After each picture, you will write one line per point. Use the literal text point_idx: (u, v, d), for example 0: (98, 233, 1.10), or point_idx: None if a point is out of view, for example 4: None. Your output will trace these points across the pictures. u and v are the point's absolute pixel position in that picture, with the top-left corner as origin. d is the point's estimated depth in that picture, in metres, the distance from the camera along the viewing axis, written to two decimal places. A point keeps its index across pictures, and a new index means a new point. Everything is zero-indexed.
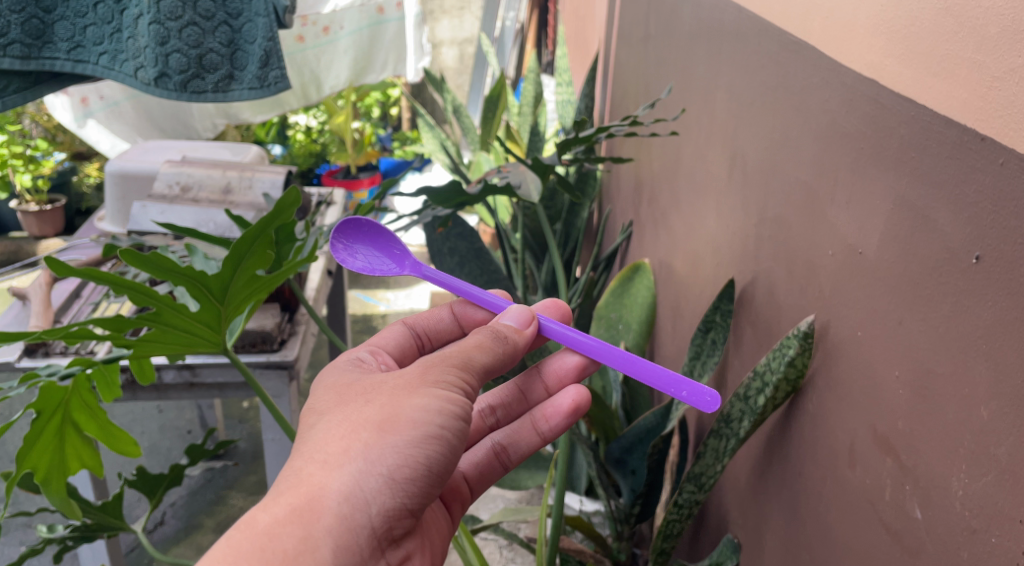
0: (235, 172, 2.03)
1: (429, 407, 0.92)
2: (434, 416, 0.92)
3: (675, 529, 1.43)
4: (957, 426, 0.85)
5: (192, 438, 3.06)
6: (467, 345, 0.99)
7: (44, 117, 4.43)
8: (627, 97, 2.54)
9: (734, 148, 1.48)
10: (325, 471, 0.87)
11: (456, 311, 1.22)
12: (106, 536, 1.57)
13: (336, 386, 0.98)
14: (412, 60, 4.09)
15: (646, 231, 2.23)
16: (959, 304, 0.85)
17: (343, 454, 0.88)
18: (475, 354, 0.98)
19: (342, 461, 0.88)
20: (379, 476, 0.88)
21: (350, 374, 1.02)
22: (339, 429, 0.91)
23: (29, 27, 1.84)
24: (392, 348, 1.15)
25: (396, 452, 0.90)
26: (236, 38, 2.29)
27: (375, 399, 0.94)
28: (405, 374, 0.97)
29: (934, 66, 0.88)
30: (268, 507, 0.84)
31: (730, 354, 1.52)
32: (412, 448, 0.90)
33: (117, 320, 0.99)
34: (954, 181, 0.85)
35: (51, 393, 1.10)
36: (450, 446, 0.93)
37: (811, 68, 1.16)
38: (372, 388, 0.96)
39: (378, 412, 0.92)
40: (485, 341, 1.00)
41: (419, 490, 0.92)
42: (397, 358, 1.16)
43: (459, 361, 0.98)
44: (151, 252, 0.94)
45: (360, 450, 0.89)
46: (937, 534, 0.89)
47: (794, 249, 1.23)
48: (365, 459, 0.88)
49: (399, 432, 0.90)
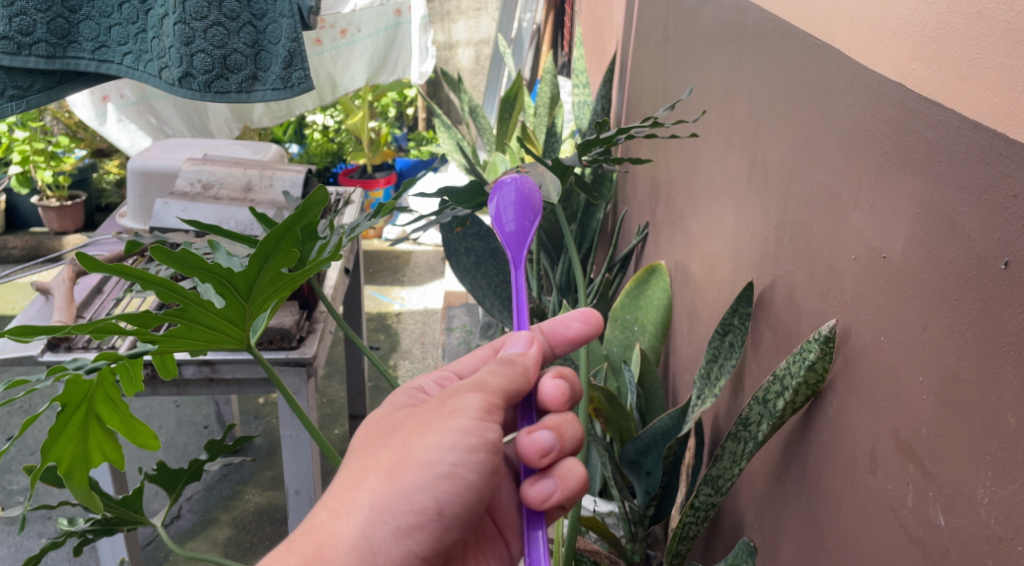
0: (255, 171, 2.05)
1: (439, 446, 0.98)
2: (443, 455, 0.97)
3: (690, 532, 1.42)
4: (983, 433, 0.85)
5: (209, 433, 3.08)
6: (482, 374, 1.04)
7: (65, 114, 4.49)
8: (645, 99, 2.54)
9: (755, 151, 1.48)
10: (336, 520, 0.94)
11: None
12: (126, 530, 1.58)
13: (371, 428, 1.06)
14: (416, 63, 3.99)
15: (662, 233, 2.23)
16: (987, 309, 0.85)
17: (354, 503, 0.95)
18: (489, 379, 1.03)
19: (351, 510, 0.95)
20: (386, 525, 0.95)
21: (391, 411, 1.09)
22: (353, 476, 0.98)
23: (54, 27, 1.93)
24: (470, 369, 1.26)
25: (403, 497, 0.96)
26: (260, 39, 2.28)
27: (393, 442, 1.00)
28: (425, 410, 1.03)
29: (963, 71, 0.88)
30: (281, 557, 0.91)
31: (748, 357, 1.52)
32: (418, 492, 0.97)
33: (143, 316, 0.99)
34: (982, 186, 0.85)
35: (78, 386, 1.10)
36: (462, 485, 0.98)
37: (835, 71, 1.16)
38: (395, 430, 1.03)
39: (391, 457, 0.99)
40: (497, 368, 1.05)
41: (430, 534, 0.98)
42: (473, 381, 1.26)
43: (472, 386, 1.02)
44: (179, 248, 0.94)
45: (368, 496, 0.96)
46: (961, 540, 0.88)
47: (815, 252, 1.23)
48: (372, 508, 0.95)
49: (406, 476, 0.97)
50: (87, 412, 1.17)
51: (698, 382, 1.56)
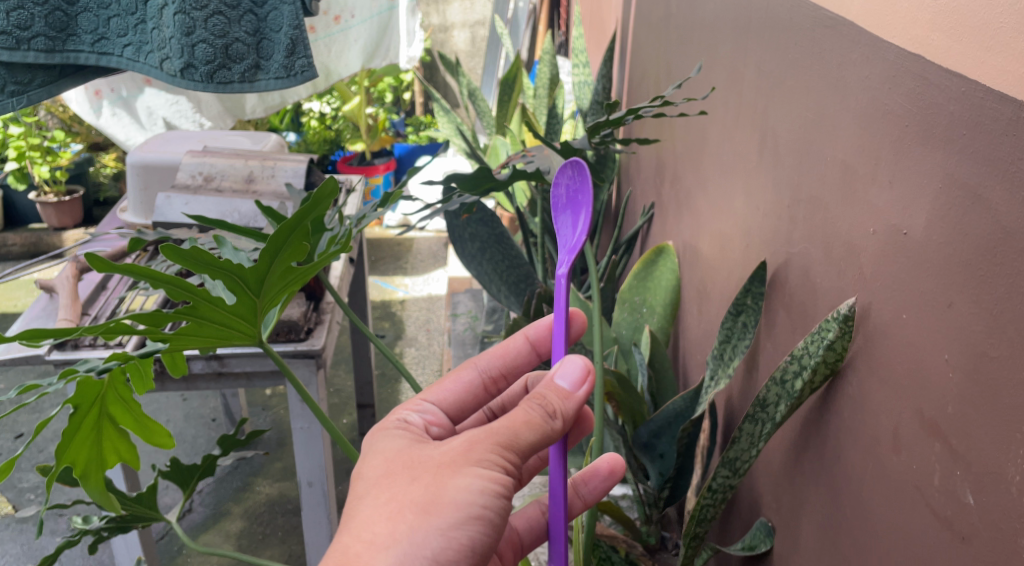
0: (256, 162, 2.02)
1: (472, 487, 0.94)
2: (476, 497, 0.94)
3: (708, 514, 1.40)
4: (1013, 411, 0.84)
5: (218, 426, 3.08)
6: (516, 420, 0.97)
7: (59, 109, 4.44)
8: (647, 77, 2.51)
9: (765, 129, 1.46)
10: (372, 552, 0.91)
11: (529, 338, 1.25)
12: (140, 527, 1.57)
13: (389, 454, 1.01)
14: (404, 47, 4.12)
15: (669, 213, 2.21)
16: (1015, 285, 0.83)
17: (390, 536, 0.92)
18: (523, 432, 0.96)
19: (390, 542, 0.92)
20: (423, 558, 0.92)
21: (409, 440, 1.03)
22: (385, 508, 0.94)
23: (53, 20, 1.90)
24: (455, 393, 1.20)
25: (439, 534, 0.93)
26: (262, 27, 2.24)
27: (421, 476, 0.96)
28: (452, 447, 0.98)
29: (986, 39, 0.86)
30: None
31: (762, 338, 1.50)
32: (454, 530, 0.93)
33: (155, 315, 0.97)
34: (1008, 159, 0.83)
35: (89, 384, 1.08)
36: (491, 524, 0.96)
37: (849, 43, 1.13)
38: (419, 463, 0.98)
39: (423, 492, 0.94)
40: (535, 417, 0.97)
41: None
42: (461, 402, 1.20)
43: (505, 438, 0.96)
44: (189, 245, 0.93)
45: (404, 532, 0.93)
46: (991, 520, 0.87)
47: (831, 230, 1.21)
48: (409, 544, 0.92)
49: (441, 515, 0.93)
50: (98, 412, 1.15)
51: (711, 363, 1.55)
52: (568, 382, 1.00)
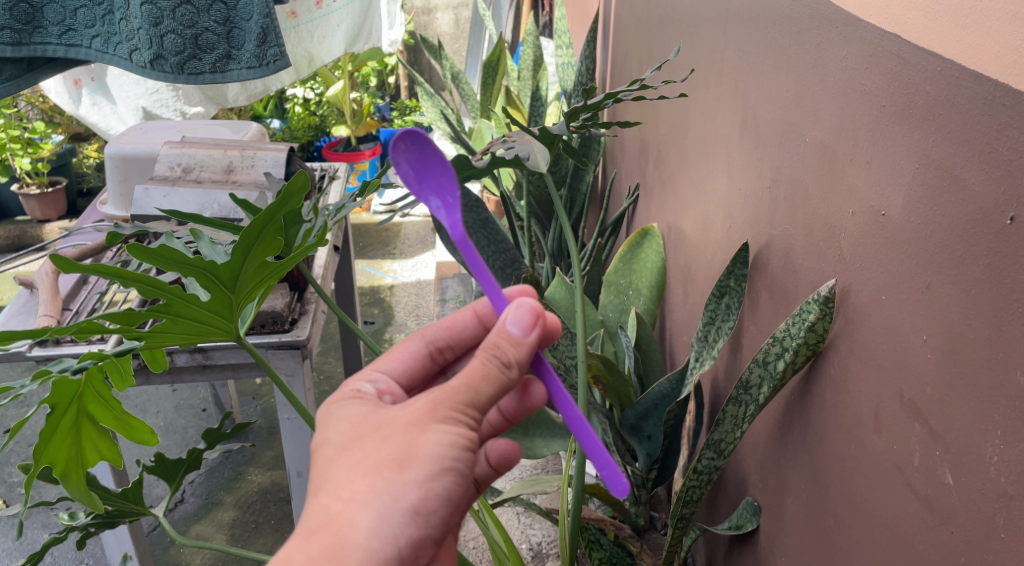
0: (235, 152, 2.01)
1: (444, 440, 0.87)
2: (449, 449, 0.87)
3: (695, 495, 1.41)
4: (991, 391, 0.84)
5: (208, 417, 3.07)
6: (471, 376, 0.89)
7: (39, 99, 4.38)
8: (629, 58, 2.49)
9: (745, 109, 1.45)
10: (352, 509, 0.85)
11: (479, 314, 1.14)
12: (127, 522, 1.57)
13: (354, 417, 0.94)
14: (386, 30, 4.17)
15: (653, 194, 2.20)
16: (992, 265, 0.83)
17: (369, 492, 0.86)
18: (483, 387, 0.89)
19: (368, 498, 0.86)
20: (402, 511, 0.86)
21: (369, 405, 0.96)
22: (359, 466, 0.87)
23: (19, 12, 1.89)
24: (400, 370, 1.11)
25: (417, 487, 0.87)
26: (233, 16, 2.20)
27: (390, 434, 0.89)
28: (416, 402, 0.91)
29: (963, 18, 0.85)
30: (300, 549, 0.83)
31: (745, 318, 1.50)
32: (431, 481, 0.87)
33: (127, 314, 0.96)
34: (985, 139, 0.83)
35: (65, 384, 1.08)
36: (468, 475, 0.89)
37: (827, 23, 1.12)
38: (384, 423, 0.91)
39: (395, 449, 0.88)
40: (492, 370, 0.89)
41: (443, 519, 0.89)
42: (408, 383, 1.12)
43: (466, 394, 0.89)
44: (157, 243, 0.92)
45: (381, 488, 0.86)
46: (970, 500, 0.88)
47: (811, 210, 1.20)
48: (387, 498, 0.86)
49: (417, 468, 0.87)
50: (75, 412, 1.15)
51: (696, 344, 1.55)
52: (518, 328, 0.89)
